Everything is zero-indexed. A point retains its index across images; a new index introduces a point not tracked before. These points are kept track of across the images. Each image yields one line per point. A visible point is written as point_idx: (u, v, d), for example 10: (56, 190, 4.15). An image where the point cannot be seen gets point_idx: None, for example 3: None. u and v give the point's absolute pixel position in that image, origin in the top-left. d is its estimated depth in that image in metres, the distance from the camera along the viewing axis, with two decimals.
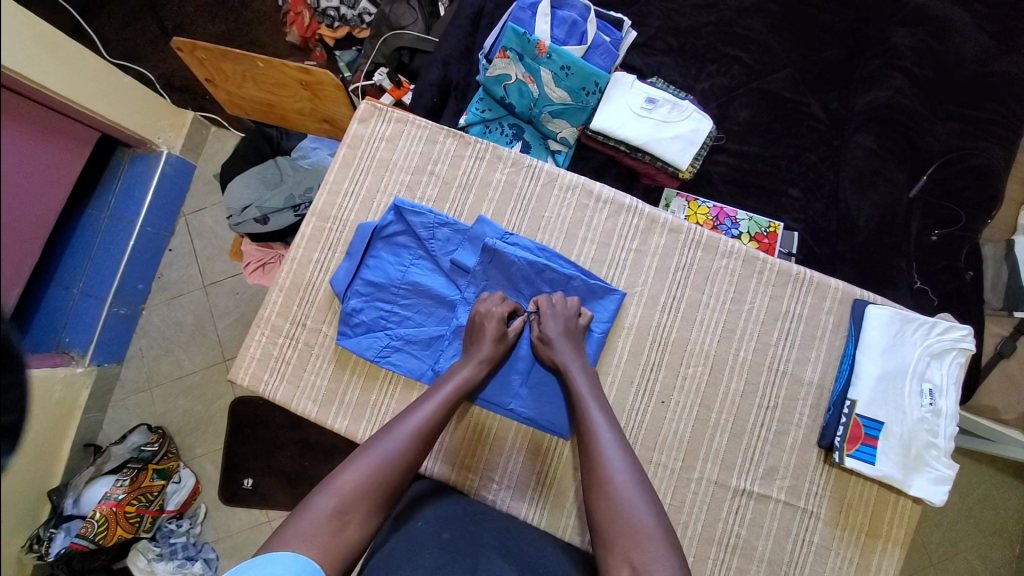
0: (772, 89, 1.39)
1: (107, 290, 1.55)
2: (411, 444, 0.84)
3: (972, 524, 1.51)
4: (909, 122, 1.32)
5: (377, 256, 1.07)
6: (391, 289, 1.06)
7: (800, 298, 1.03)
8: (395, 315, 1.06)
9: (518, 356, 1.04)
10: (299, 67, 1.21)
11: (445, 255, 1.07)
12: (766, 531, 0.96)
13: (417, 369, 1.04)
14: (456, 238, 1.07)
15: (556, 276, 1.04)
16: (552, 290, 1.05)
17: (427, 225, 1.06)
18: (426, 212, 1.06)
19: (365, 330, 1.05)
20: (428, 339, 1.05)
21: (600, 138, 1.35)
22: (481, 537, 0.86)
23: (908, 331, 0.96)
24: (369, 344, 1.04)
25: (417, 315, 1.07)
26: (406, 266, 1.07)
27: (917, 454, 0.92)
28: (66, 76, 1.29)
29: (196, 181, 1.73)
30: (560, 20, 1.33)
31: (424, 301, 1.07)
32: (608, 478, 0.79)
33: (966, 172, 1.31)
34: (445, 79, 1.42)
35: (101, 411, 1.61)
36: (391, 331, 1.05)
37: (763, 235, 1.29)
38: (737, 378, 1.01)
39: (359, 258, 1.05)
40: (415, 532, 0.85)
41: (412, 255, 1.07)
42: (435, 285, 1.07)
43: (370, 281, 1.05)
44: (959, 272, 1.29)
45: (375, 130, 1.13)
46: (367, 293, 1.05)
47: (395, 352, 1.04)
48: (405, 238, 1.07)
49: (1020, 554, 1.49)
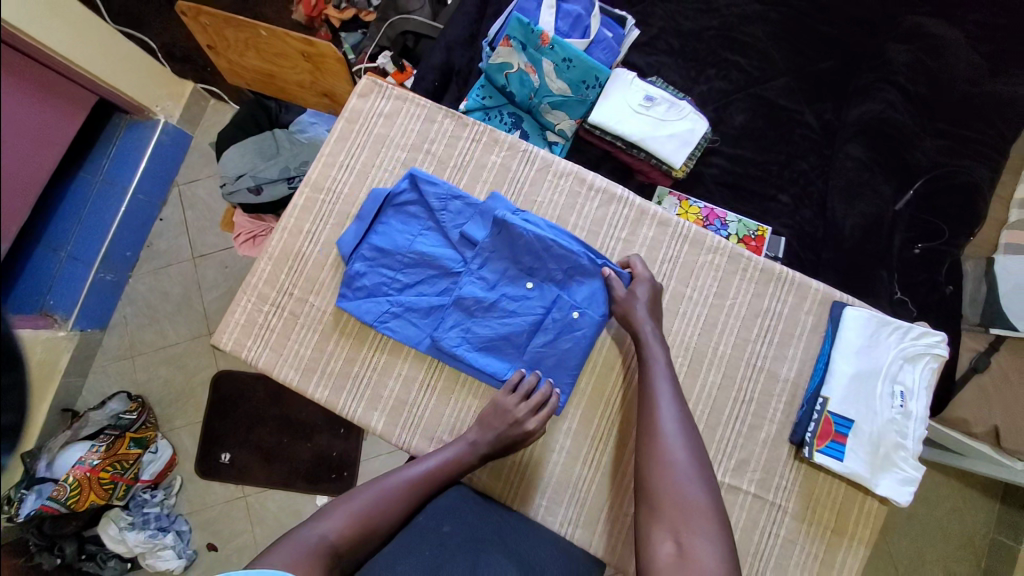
0: (768, 96, 1.42)
1: (95, 255, 1.55)
2: (404, 493, 0.89)
3: (941, 537, 1.60)
4: (899, 137, 1.35)
5: (385, 223, 1.07)
6: (396, 256, 1.06)
7: (781, 296, 1.04)
8: (397, 282, 1.06)
9: (518, 330, 1.03)
10: (301, 37, 1.21)
11: (454, 227, 1.07)
12: (733, 521, 0.97)
13: (415, 337, 1.04)
14: (464, 209, 1.07)
15: (566, 258, 1.03)
16: (555, 267, 1.03)
17: (438, 197, 1.07)
18: (438, 187, 1.07)
19: (366, 294, 1.05)
20: (428, 305, 1.05)
21: (597, 133, 1.37)
22: (481, 534, 0.90)
23: (883, 333, 0.97)
24: (370, 309, 1.04)
25: (424, 285, 1.06)
26: (414, 236, 1.07)
27: (885, 455, 0.93)
28: (64, 36, 1.29)
29: (192, 152, 1.74)
30: (565, 13, 1.34)
31: (430, 269, 1.06)
32: (667, 453, 0.87)
33: (950, 189, 1.34)
34: (447, 64, 1.43)
35: (81, 376, 1.61)
36: (393, 297, 1.05)
37: (750, 237, 1.32)
38: (715, 371, 1.02)
39: (368, 223, 1.06)
40: (416, 529, 0.88)
41: (421, 225, 1.08)
42: (442, 255, 1.06)
43: (379, 246, 1.06)
44: (939, 286, 1.32)
45: (375, 106, 1.13)
46: (372, 258, 1.06)
47: (393, 318, 1.04)
48: (415, 208, 1.08)
49: (986, 567, 1.58)
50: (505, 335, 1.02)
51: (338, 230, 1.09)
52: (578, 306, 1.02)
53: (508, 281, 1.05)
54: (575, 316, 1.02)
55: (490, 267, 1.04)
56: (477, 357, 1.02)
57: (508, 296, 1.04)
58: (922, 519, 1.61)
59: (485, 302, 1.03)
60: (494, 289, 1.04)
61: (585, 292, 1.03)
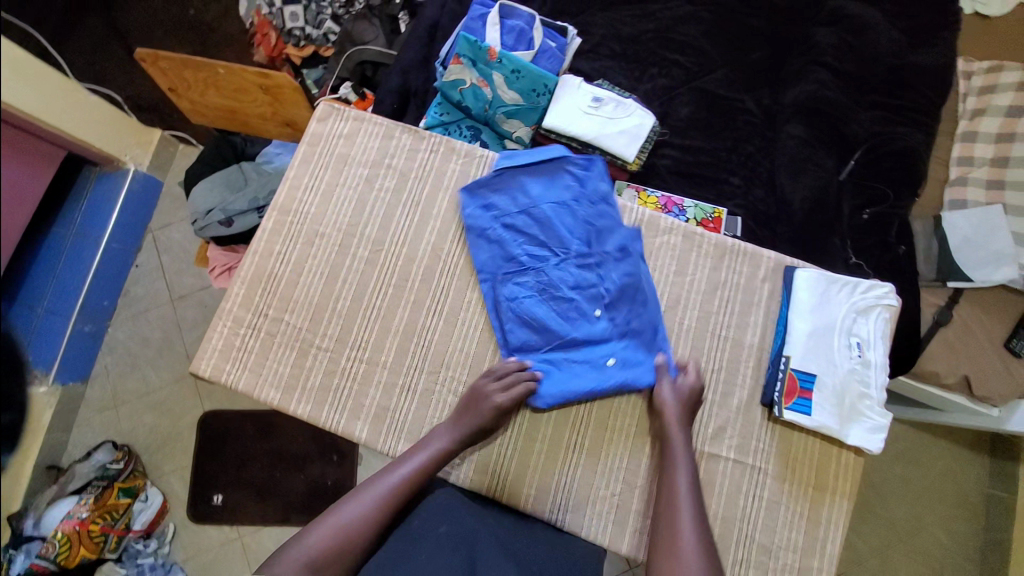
0: (709, 88, 1.50)
1: (72, 307, 1.54)
2: (380, 503, 0.89)
3: (937, 498, 1.62)
4: (834, 113, 1.44)
5: (533, 178, 1.14)
6: (530, 208, 1.12)
7: (737, 267, 1.10)
8: (506, 218, 1.12)
9: (577, 335, 1.06)
10: (257, 70, 1.27)
11: (582, 214, 1.11)
12: (717, 488, 0.99)
13: (480, 263, 1.11)
14: (609, 212, 1.11)
15: (630, 314, 1.07)
16: (619, 307, 1.07)
17: (595, 191, 1.12)
18: (606, 188, 1.12)
19: (474, 197, 1.13)
20: (505, 257, 1.10)
21: (552, 137, 1.43)
22: (477, 533, 0.92)
23: (835, 289, 1.03)
24: (469, 206, 1.13)
25: (518, 235, 1.12)
26: (555, 204, 1.12)
27: (852, 405, 0.98)
28: (39, 98, 1.31)
29: (163, 198, 1.77)
30: (509, 28, 1.43)
31: (531, 230, 1.11)
32: (676, 534, 0.87)
33: (889, 155, 1.42)
34: (404, 86, 1.49)
35: (65, 432, 1.59)
36: (494, 222, 1.12)
37: (707, 219, 1.38)
38: (683, 345, 1.07)
39: (547, 161, 1.15)
40: (412, 527, 0.93)
41: (570, 196, 1.12)
42: (557, 223, 1.12)
43: (497, 187, 1.13)
44: (891, 246, 1.36)
45: (334, 128, 1.18)
46: (497, 186, 1.13)
47: (478, 229, 1.12)
48: (575, 189, 1.13)
49: (984, 523, 1.60)
50: (583, 310, 1.07)
51: (307, 248, 1.12)
52: (614, 354, 1.05)
53: (573, 306, 1.08)
54: (609, 364, 1.05)
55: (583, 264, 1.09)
56: (563, 324, 1.06)
57: (568, 313, 1.07)
58: (917, 482, 1.64)
59: (564, 290, 1.07)
60: (568, 285, 1.08)
61: (628, 346, 1.06)
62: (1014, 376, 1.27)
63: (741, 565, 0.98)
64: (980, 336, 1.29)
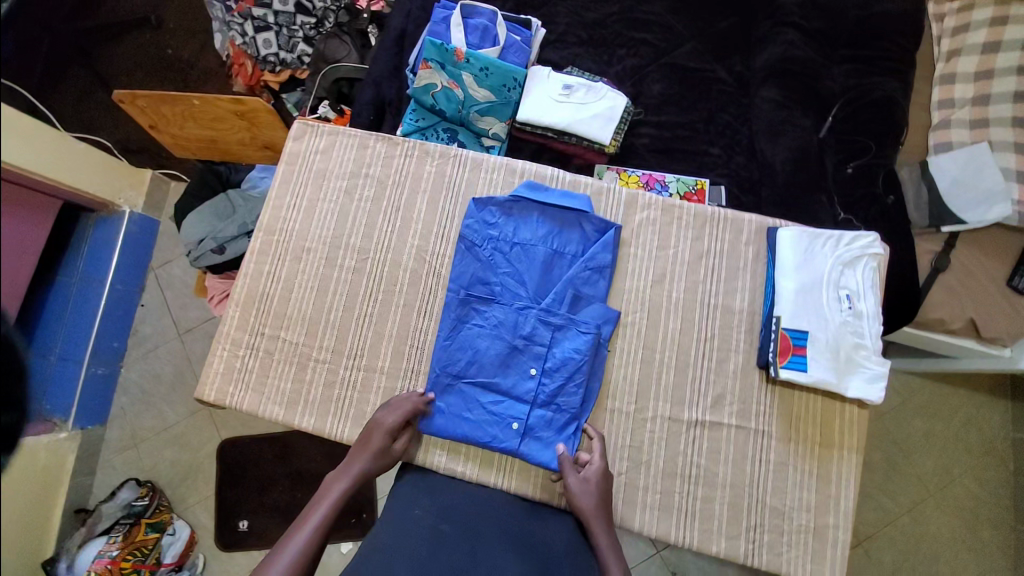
0: (679, 62, 1.51)
1: (84, 352, 1.58)
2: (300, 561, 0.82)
3: (964, 449, 1.60)
4: (807, 72, 1.42)
5: (538, 222, 1.14)
6: (524, 241, 1.13)
7: (719, 236, 1.15)
8: (499, 244, 1.13)
9: (503, 387, 1.06)
10: (230, 98, 1.31)
11: (571, 265, 1.12)
12: (723, 457, 1.05)
13: (467, 277, 1.12)
14: (600, 282, 1.12)
15: (561, 389, 1.04)
16: (555, 378, 1.05)
17: (596, 258, 1.12)
18: (607, 258, 1.12)
19: (478, 216, 1.15)
20: (481, 278, 1.11)
21: (528, 130, 1.44)
22: (479, 530, 0.90)
23: (818, 245, 1.07)
24: (473, 221, 1.14)
25: (503, 261, 1.12)
26: (547, 243, 1.13)
27: (849, 356, 1.02)
28: (34, 153, 1.33)
29: (161, 235, 1.81)
30: (473, 27, 1.44)
31: (520, 267, 1.12)
32: None
33: (869, 106, 1.40)
34: (378, 97, 1.51)
35: (91, 474, 1.62)
36: (489, 243, 1.13)
37: (691, 192, 1.38)
38: (673, 317, 1.12)
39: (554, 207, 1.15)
40: (411, 521, 0.89)
41: (562, 242, 1.13)
42: (547, 261, 1.13)
43: (510, 212, 1.15)
44: (879, 197, 1.35)
45: (310, 144, 1.21)
46: (498, 217, 1.15)
47: (475, 245, 1.13)
48: (577, 246, 1.13)
49: (1015, 468, 1.58)
50: (525, 351, 1.06)
51: (296, 264, 1.15)
52: (522, 418, 1.04)
53: (512, 359, 1.07)
54: (513, 427, 1.04)
55: (540, 320, 1.07)
56: (489, 366, 1.06)
57: (507, 360, 1.06)
58: (941, 435, 1.61)
59: (513, 334, 1.07)
60: (518, 332, 1.07)
61: (546, 416, 1.04)
62: (1019, 314, 1.25)
63: (757, 528, 1.03)
64: (983, 279, 1.27)
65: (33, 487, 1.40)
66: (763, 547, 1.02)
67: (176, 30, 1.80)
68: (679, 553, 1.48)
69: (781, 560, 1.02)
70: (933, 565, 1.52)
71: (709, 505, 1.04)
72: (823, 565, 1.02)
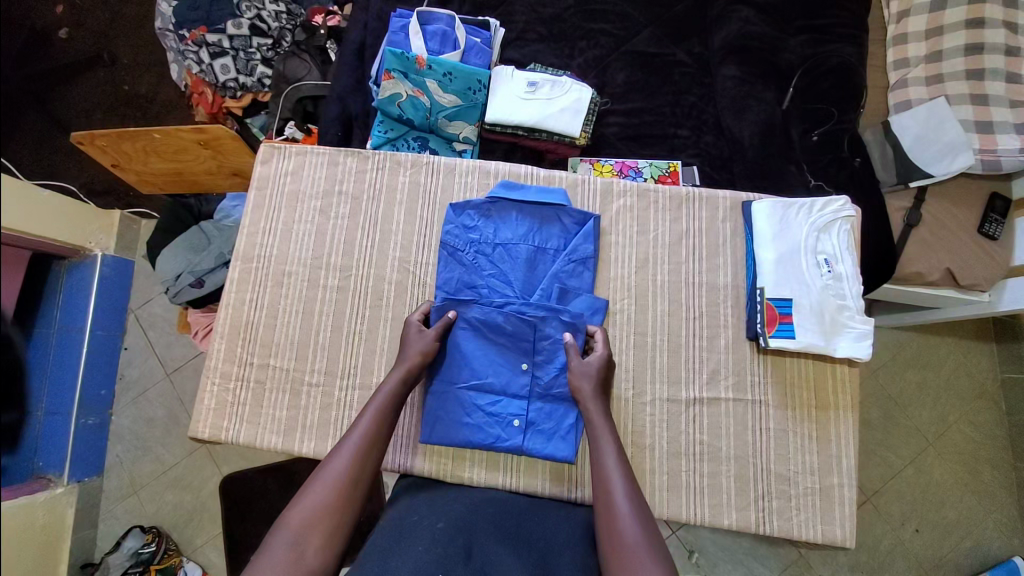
0: (640, 48, 1.52)
1: (70, 403, 1.53)
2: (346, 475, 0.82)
3: (956, 395, 1.64)
4: (764, 46, 1.45)
5: (515, 219, 1.15)
6: (504, 242, 1.13)
7: (696, 215, 1.17)
8: (481, 246, 1.13)
9: (497, 386, 1.06)
10: (192, 128, 1.28)
11: (554, 259, 1.13)
12: (725, 431, 1.06)
13: (452, 282, 1.11)
14: (584, 274, 1.12)
15: (555, 378, 1.05)
16: (547, 369, 1.06)
17: (578, 249, 1.12)
18: (589, 249, 1.12)
19: (456, 222, 1.14)
20: (467, 282, 1.11)
21: (498, 130, 1.43)
22: (476, 524, 0.86)
23: (792, 214, 1.09)
24: (452, 226, 1.14)
25: (486, 264, 1.13)
26: (527, 241, 1.13)
27: (834, 319, 1.04)
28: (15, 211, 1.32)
29: (138, 275, 1.77)
30: (431, 33, 1.43)
31: (504, 267, 1.13)
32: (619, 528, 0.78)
33: (826, 74, 1.43)
34: (344, 113, 1.50)
35: (93, 527, 1.58)
36: (470, 246, 1.13)
37: (665, 175, 1.40)
38: (661, 300, 1.13)
39: (532, 203, 1.15)
40: (410, 524, 0.85)
41: (543, 237, 1.14)
42: (530, 256, 1.13)
43: (489, 214, 1.15)
44: (846, 161, 1.37)
45: (279, 168, 1.20)
46: (476, 219, 1.15)
47: (457, 251, 1.13)
48: (558, 241, 1.14)
49: (1005, 408, 1.62)
50: (518, 349, 1.06)
51: (278, 289, 1.13)
52: (523, 414, 1.05)
53: (502, 359, 1.07)
54: (515, 425, 1.05)
55: (527, 312, 1.07)
56: (483, 368, 1.06)
57: (497, 361, 1.07)
58: (933, 383, 1.64)
59: (501, 333, 1.06)
60: (506, 330, 1.07)
61: (544, 407, 1.06)
62: (992, 258, 1.29)
63: (765, 497, 1.04)
64: (954, 229, 1.30)
65: (32, 549, 1.37)
66: (773, 514, 1.04)
67: (131, 65, 1.76)
68: (694, 530, 1.50)
69: (792, 524, 1.03)
70: (940, 509, 1.56)
71: (716, 480, 1.05)
72: (833, 524, 1.03)
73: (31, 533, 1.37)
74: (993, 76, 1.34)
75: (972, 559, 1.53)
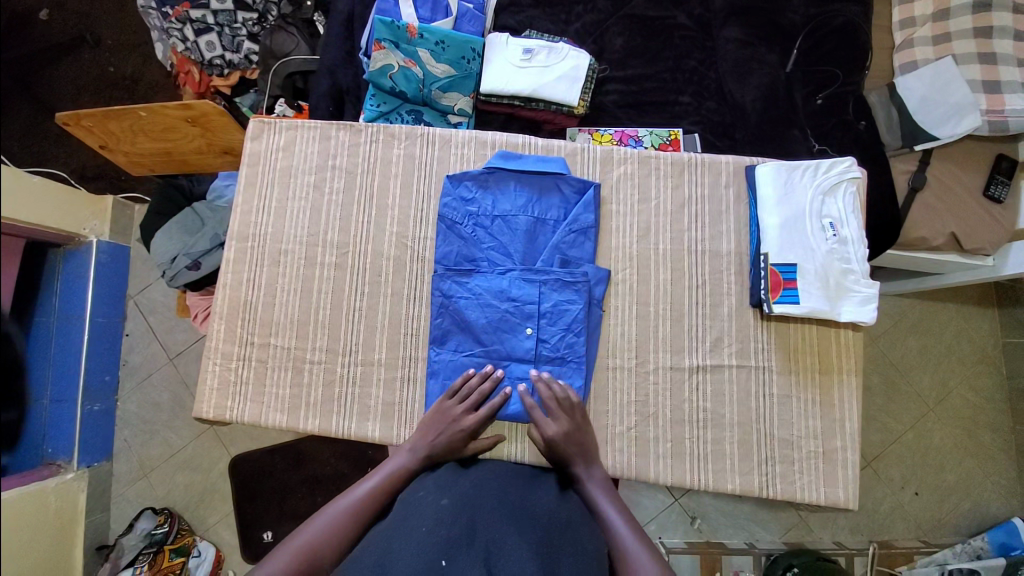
0: (638, 12, 1.47)
1: (75, 391, 1.53)
2: (347, 522, 0.86)
3: (958, 361, 1.64)
4: (768, 6, 1.40)
5: (515, 190, 1.12)
6: (503, 213, 1.11)
7: (698, 181, 1.14)
8: (479, 217, 1.11)
9: (502, 350, 1.06)
10: (178, 105, 1.25)
11: (553, 229, 1.11)
12: (728, 398, 1.06)
13: (448, 254, 1.10)
14: (586, 244, 1.11)
15: (561, 340, 1.05)
16: (551, 332, 1.05)
17: (579, 219, 1.10)
18: (590, 218, 1.10)
19: (452, 195, 1.12)
20: (467, 255, 1.10)
21: (494, 100, 1.39)
22: (480, 499, 0.86)
23: (796, 177, 1.07)
24: (451, 199, 1.12)
25: (485, 235, 1.11)
26: (525, 211, 1.11)
27: (838, 283, 1.03)
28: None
29: (135, 261, 1.74)
30: (422, 0, 1.38)
31: (504, 239, 1.11)
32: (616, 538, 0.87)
33: (831, 34, 1.38)
34: (335, 86, 1.45)
35: (105, 511, 1.60)
36: (469, 217, 1.11)
37: (666, 143, 1.37)
38: (664, 268, 1.11)
39: (529, 173, 1.12)
40: (413, 503, 0.85)
41: (541, 206, 1.12)
42: (529, 227, 1.11)
43: (487, 185, 1.13)
44: (852, 124, 1.34)
45: (270, 143, 1.17)
46: (474, 191, 1.13)
47: (456, 224, 1.11)
48: (558, 211, 1.12)
49: (1006, 372, 1.63)
50: (520, 316, 1.06)
51: (275, 268, 1.12)
52: (529, 377, 1.05)
53: (505, 325, 1.06)
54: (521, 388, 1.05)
55: (533, 283, 1.06)
56: (488, 334, 1.06)
57: (501, 326, 1.06)
58: (936, 349, 1.64)
59: (502, 299, 1.06)
60: (505, 296, 1.06)
61: (551, 370, 1.05)
62: (996, 220, 1.27)
63: (769, 461, 1.05)
64: (960, 192, 1.28)
65: (45, 534, 1.38)
66: (777, 478, 1.05)
67: (116, 45, 1.71)
68: (697, 498, 1.53)
69: (795, 487, 1.04)
70: (939, 472, 1.58)
71: (719, 446, 1.05)
72: (836, 486, 1.04)
73: (44, 518, 1.39)
74: (1002, 33, 1.30)
75: (969, 520, 1.56)
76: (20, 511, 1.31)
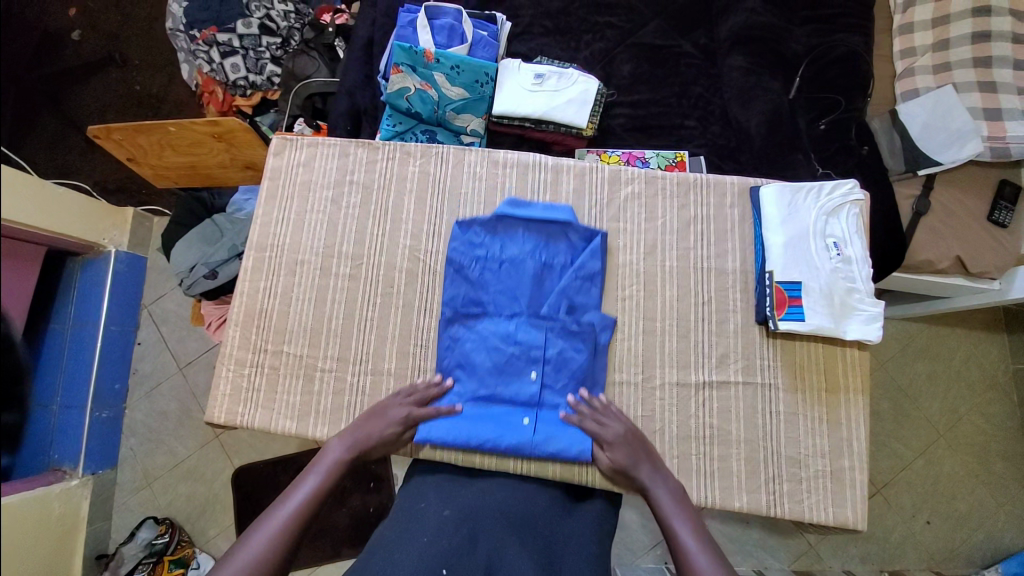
0: (646, 41, 1.53)
1: (85, 397, 1.55)
2: (296, 518, 0.85)
3: (968, 386, 1.63)
4: (771, 37, 1.45)
5: (526, 208, 1.16)
6: (513, 233, 1.15)
7: (703, 201, 1.17)
8: (489, 262, 1.12)
9: (512, 361, 1.07)
10: (207, 121, 1.31)
11: (558, 255, 1.13)
12: (735, 415, 1.07)
13: (456, 299, 1.11)
14: (592, 291, 1.12)
15: (568, 353, 1.07)
16: (559, 345, 1.07)
17: (586, 266, 1.12)
18: (597, 266, 1.12)
19: (466, 241, 1.14)
20: (474, 298, 1.11)
21: (505, 122, 1.45)
22: (483, 511, 0.87)
23: (801, 198, 1.10)
24: (460, 245, 1.14)
25: (492, 280, 1.12)
26: (533, 253, 1.13)
27: (844, 301, 1.04)
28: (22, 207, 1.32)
29: (150, 272, 1.78)
30: (439, 28, 1.43)
31: (511, 280, 1.11)
32: (683, 546, 0.86)
33: (834, 63, 1.43)
34: (353, 106, 1.51)
35: (106, 520, 1.60)
36: (482, 261, 1.12)
37: (672, 165, 1.40)
38: (670, 286, 1.13)
39: (536, 209, 1.15)
40: (416, 515, 0.86)
41: (548, 227, 1.15)
42: (536, 248, 1.13)
43: (495, 231, 1.15)
44: (854, 149, 1.37)
45: (292, 158, 1.22)
46: (484, 233, 1.15)
47: (472, 268, 1.12)
48: (565, 257, 1.13)
49: (1017, 399, 1.61)
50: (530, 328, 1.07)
51: (291, 277, 1.15)
52: (536, 389, 1.06)
53: (513, 337, 1.07)
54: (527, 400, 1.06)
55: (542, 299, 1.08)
56: (497, 345, 1.08)
57: (509, 338, 1.07)
58: (944, 373, 1.64)
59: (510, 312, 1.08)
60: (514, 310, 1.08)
61: (557, 384, 1.07)
62: (1001, 245, 1.29)
63: (776, 479, 1.04)
64: (964, 217, 1.30)
65: (47, 542, 1.38)
66: (784, 497, 1.04)
67: (143, 65, 1.79)
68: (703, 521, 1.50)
69: (803, 507, 1.04)
70: (951, 500, 1.55)
71: (726, 463, 1.05)
72: (844, 506, 1.03)
73: (47, 524, 1.39)
74: (1000, 64, 1.34)
75: (983, 551, 1.52)
76: (23, 517, 1.32)
